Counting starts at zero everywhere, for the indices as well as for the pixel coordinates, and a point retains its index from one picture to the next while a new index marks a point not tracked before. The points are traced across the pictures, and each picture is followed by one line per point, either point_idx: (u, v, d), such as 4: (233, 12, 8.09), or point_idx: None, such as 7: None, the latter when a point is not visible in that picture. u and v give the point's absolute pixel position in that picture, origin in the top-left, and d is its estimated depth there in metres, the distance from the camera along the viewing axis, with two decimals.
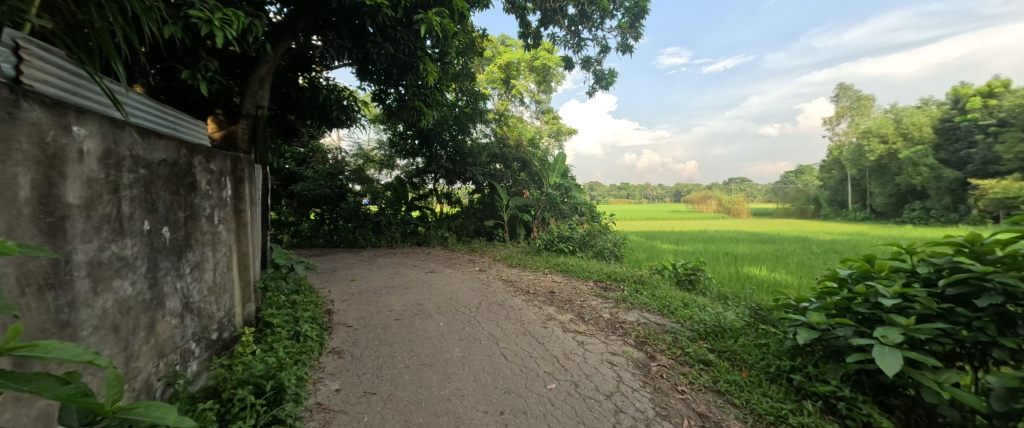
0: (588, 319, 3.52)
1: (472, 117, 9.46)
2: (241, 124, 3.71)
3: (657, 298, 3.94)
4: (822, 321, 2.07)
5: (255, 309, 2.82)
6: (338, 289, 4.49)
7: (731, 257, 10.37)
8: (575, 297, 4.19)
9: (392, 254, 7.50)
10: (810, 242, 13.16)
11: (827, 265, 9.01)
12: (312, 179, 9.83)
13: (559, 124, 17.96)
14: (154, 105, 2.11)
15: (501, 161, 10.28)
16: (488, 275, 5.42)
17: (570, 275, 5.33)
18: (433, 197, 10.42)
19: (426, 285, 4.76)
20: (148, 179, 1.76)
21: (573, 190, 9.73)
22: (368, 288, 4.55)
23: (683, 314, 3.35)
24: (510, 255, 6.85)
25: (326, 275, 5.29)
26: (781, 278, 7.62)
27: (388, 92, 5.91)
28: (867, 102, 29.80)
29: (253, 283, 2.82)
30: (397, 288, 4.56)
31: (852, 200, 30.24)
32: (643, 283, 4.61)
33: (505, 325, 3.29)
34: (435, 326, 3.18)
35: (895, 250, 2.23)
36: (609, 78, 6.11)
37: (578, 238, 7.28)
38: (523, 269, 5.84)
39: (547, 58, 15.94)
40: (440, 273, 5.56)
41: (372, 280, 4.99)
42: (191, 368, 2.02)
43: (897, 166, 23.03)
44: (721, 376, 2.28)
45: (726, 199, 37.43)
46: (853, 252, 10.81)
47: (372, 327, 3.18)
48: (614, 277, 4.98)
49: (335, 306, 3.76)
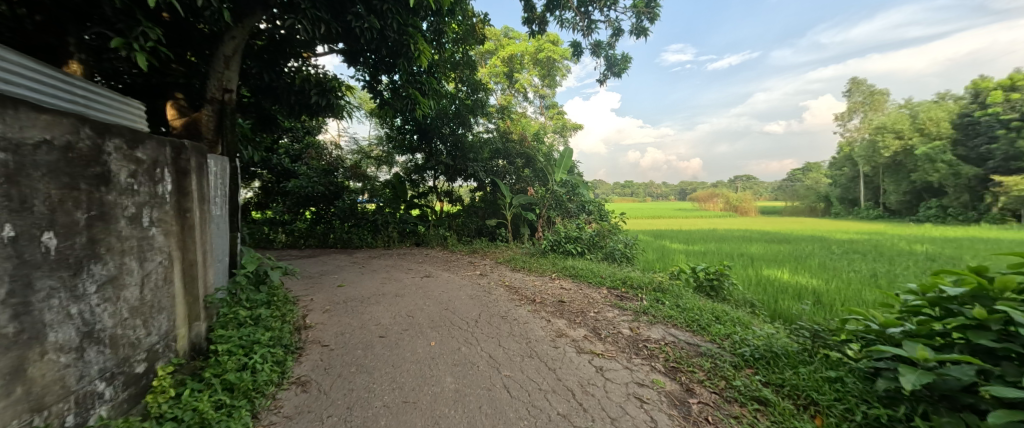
0: (606, 336, 3.01)
1: (472, 108, 9.02)
2: (206, 110, 3.24)
3: (684, 310, 3.43)
4: (934, 358, 1.54)
5: (206, 329, 2.34)
6: (321, 298, 4.02)
7: (748, 259, 9.81)
8: (588, 308, 3.67)
9: (388, 256, 7.00)
10: (828, 242, 12.54)
11: (852, 267, 8.40)
12: (306, 176, 9.41)
13: (564, 120, 17.37)
14: (38, 68, 1.59)
15: (504, 156, 9.73)
16: (489, 280, 4.92)
17: (580, 280, 4.82)
18: (432, 195, 9.92)
19: (420, 292, 4.28)
20: (15, 168, 1.28)
21: (580, 188, 9.19)
22: (356, 296, 4.08)
23: (719, 332, 2.83)
24: (513, 256, 6.36)
25: (312, 280, 4.81)
26: (807, 283, 7.04)
27: (381, 80, 5.45)
28: (882, 96, 28.90)
29: (203, 298, 2.34)
30: (388, 296, 4.09)
31: (864, 198, 29.38)
32: (663, 291, 4.09)
33: (508, 344, 2.79)
34: (426, 347, 2.70)
35: (1015, 261, 1.74)
36: (621, 64, 5.56)
37: (586, 239, 6.73)
38: (527, 273, 5.32)
39: (552, 50, 15.37)
40: (436, 278, 5.08)
41: (362, 286, 4.53)
42: (92, 417, 1.54)
43: (912, 163, 22.28)
44: (787, 424, 1.77)
45: (734, 197, 36.64)
46: (878, 253, 10.18)
47: (352, 347, 2.70)
48: (630, 282, 4.47)
49: (313, 318, 3.30)
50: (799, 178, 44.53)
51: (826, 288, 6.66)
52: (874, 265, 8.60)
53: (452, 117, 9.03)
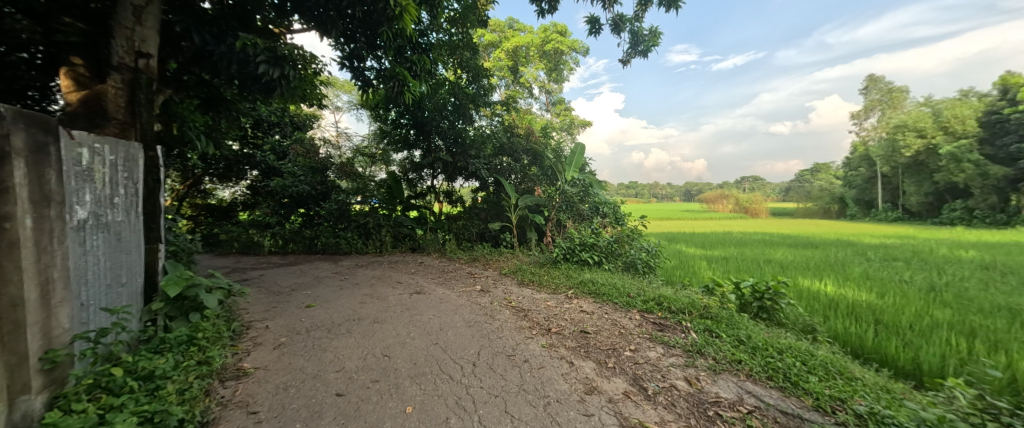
0: (656, 393, 2.14)
1: (474, 99, 8.18)
2: (113, 80, 2.40)
3: (753, 349, 2.56)
4: None
5: (44, 402, 1.48)
6: (278, 325, 3.18)
7: (777, 267, 8.89)
8: (621, 343, 2.79)
9: (377, 265, 6.15)
10: (861, 247, 11.52)
11: (905, 278, 7.39)
12: (293, 175, 8.64)
13: (571, 116, 16.47)
14: None
15: (508, 153, 8.84)
16: (490, 299, 4.04)
17: (602, 299, 3.94)
18: (431, 195, 9.10)
19: (406, 316, 3.42)
20: None
21: (594, 187, 8.24)
22: (323, 322, 3.23)
23: (826, 397, 1.97)
24: (520, 266, 5.50)
25: (275, 300, 3.97)
26: (857, 297, 6.16)
27: (365, 59, 4.62)
28: (902, 93, 27.70)
29: (41, 355, 1.48)
30: (363, 322, 3.22)
31: (883, 199, 28.09)
32: (714, 319, 3.21)
33: (520, 411, 1.93)
34: (399, 418, 1.83)
35: None
36: (649, 40, 4.70)
37: (604, 246, 5.84)
38: (538, 289, 4.41)
39: (559, 42, 14.52)
40: (428, 295, 4.22)
41: (334, 307, 3.67)
42: None
43: (936, 162, 21.18)
44: None
45: (744, 198, 35.45)
46: (921, 260, 9.25)
47: (291, 417, 1.83)
48: (667, 303, 3.59)
49: (253, 360, 2.45)
50: (810, 179, 43.40)
51: (881, 303, 5.78)
52: (923, 274, 7.69)
53: (451, 108, 8.18)
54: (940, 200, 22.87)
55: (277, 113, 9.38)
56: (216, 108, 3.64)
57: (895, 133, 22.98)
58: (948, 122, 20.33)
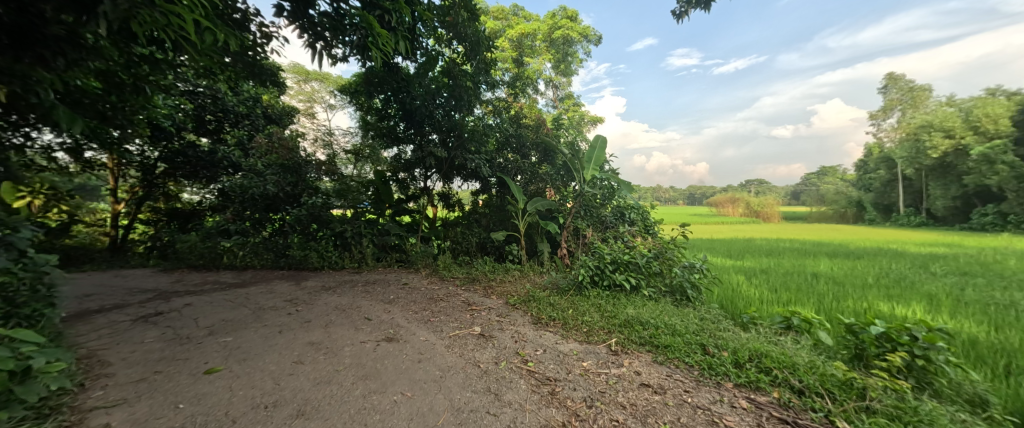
0: None
1: (475, 82, 6.86)
2: None
3: None
4: None
5: None
6: (125, 423, 1.83)
7: (832, 283, 7.46)
8: None
9: (349, 287, 4.80)
10: (916, 258, 10.03)
11: (1004, 302, 5.92)
12: (259, 173, 7.27)
13: (581, 112, 15.13)
14: None
15: (514, 148, 7.52)
16: (494, 355, 2.69)
17: (666, 358, 2.56)
18: (424, 198, 7.75)
19: (354, 399, 2.04)
20: None
21: (621, 189, 6.76)
22: (206, 419, 1.86)
23: None
24: (534, 293, 4.15)
25: (168, 357, 2.62)
26: (966, 328, 4.74)
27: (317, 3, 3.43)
28: (924, 92, 26.25)
29: None
30: (277, 418, 1.86)
31: (905, 204, 26.57)
32: (884, 411, 1.84)
33: None
34: None
35: None
36: None
37: (642, 264, 4.50)
38: (564, 334, 3.07)
39: (569, 28, 13.34)
40: (402, 345, 2.85)
41: (247, 376, 2.30)
42: None
43: (964, 164, 19.70)
44: None
45: (754, 202, 34.06)
46: (1002, 276, 7.74)
47: None
48: (781, 372, 2.24)
49: None
50: (821, 182, 41.90)
51: (1006, 340, 4.34)
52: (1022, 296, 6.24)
53: (445, 94, 6.89)
54: (967, 205, 21.38)
55: (247, 103, 8.32)
56: (46, 56, 2.30)
57: (919, 133, 21.58)
58: (977, 122, 18.82)
